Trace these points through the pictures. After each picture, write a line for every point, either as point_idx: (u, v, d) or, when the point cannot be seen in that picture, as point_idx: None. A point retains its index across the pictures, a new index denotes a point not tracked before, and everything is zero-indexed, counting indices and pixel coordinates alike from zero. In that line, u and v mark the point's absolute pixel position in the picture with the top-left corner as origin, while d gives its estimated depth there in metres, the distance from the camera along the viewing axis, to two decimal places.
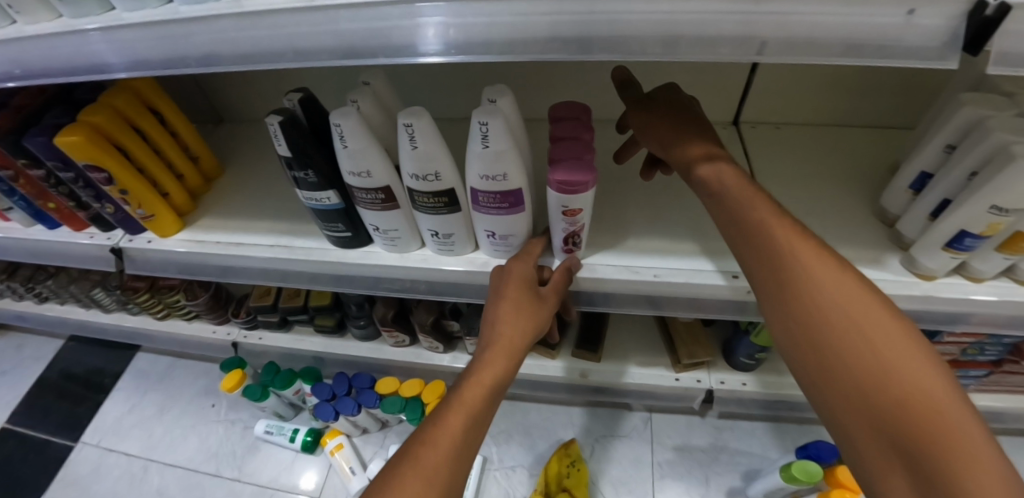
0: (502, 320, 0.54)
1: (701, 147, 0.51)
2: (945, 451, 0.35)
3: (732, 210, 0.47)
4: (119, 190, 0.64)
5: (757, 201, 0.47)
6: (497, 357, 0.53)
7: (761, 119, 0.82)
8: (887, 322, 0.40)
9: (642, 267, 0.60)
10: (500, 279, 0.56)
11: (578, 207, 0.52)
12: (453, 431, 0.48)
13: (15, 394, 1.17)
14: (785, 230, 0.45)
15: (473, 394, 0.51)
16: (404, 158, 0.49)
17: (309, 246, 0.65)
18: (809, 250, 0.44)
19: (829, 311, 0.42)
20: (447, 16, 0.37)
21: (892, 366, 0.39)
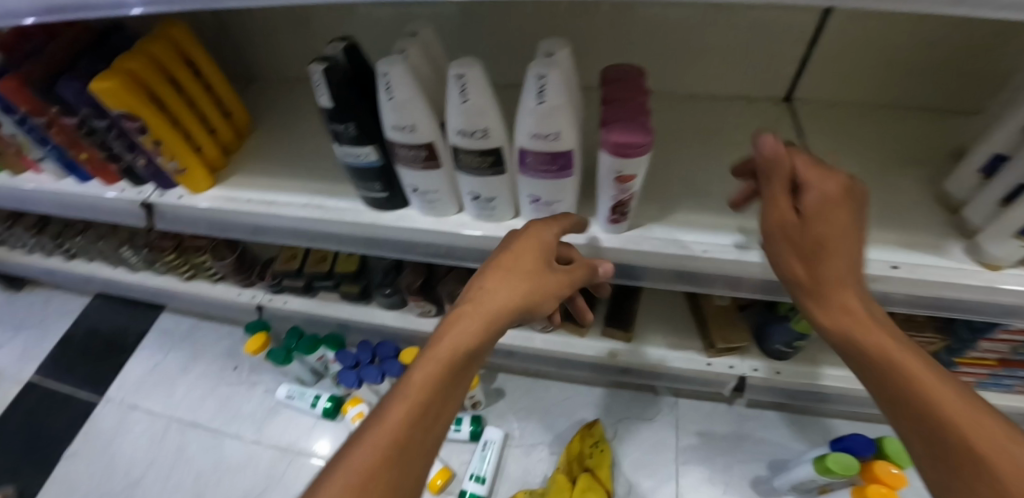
0: (489, 281, 0.46)
1: (841, 239, 0.41)
2: None
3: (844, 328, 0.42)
4: (153, 141, 0.63)
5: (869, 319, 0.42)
6: (473, 319, 0.44)
7: (816, 96, 0.77)
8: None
9: (691, 242, 0.57)
10: (498, 252, 0.48)
11: (633, 172, 0.49)
12: (400, 420, 0.39)
13: (42, 348, 1.18)
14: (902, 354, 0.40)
15: (433, 368, 0.41)
16: (451, 112, 0.46)
17: (342, 207, 0.63)
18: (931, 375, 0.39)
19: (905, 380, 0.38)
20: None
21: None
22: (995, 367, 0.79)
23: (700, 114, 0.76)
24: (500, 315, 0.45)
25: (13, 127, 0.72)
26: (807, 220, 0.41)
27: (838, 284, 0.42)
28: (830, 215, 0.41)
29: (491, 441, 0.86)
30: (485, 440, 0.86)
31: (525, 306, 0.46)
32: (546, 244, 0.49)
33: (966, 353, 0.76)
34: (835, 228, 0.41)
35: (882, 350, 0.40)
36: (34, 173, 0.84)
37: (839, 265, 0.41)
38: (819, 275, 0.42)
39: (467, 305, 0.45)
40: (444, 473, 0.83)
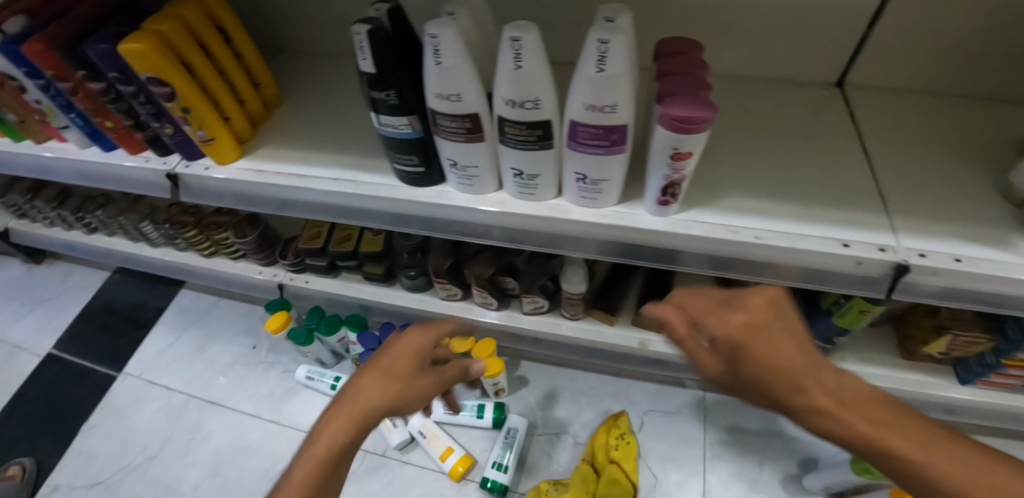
0: (364, 382, 0.47)
1: (788, 363, 0.36)
2: None
3: (853, 440, 0.36)
4: (181, 108, 0.61)
5: (851, 405, 0.36)
6: (340, 426, 0.44)
7: (871, 82, 0.73)
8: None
9: (741, 227, 0.54)
10: (379, 356, 0.50)
11: (691, 150, 0.46)
12: None
13: (62, 321, 1.18)
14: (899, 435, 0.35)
15: (303, 477, 0.41)
16: (501, 79, 0.44)
17: (374, 182, 0.61)
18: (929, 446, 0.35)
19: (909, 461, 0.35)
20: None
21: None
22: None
23: (746, 98, 0.72)
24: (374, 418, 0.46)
25: (38, 93, 0.70)
26: (740, 367, 0.38)
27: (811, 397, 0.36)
28: (751, 341, 0.37)
29: (514, 429, 0.83)
30: (508, 427, 0.83)
31: (401, 411, 0.48)
32: (420, 350, 0.52)
33: (1016, 355, 0.70)
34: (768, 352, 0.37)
35: (886, 445, 0.35)
36: (58, 143, 0.83)
37: (801, 379, 0.36)
38: (781, 397, 0.37)
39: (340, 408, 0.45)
40: (466, 460, 0.82)
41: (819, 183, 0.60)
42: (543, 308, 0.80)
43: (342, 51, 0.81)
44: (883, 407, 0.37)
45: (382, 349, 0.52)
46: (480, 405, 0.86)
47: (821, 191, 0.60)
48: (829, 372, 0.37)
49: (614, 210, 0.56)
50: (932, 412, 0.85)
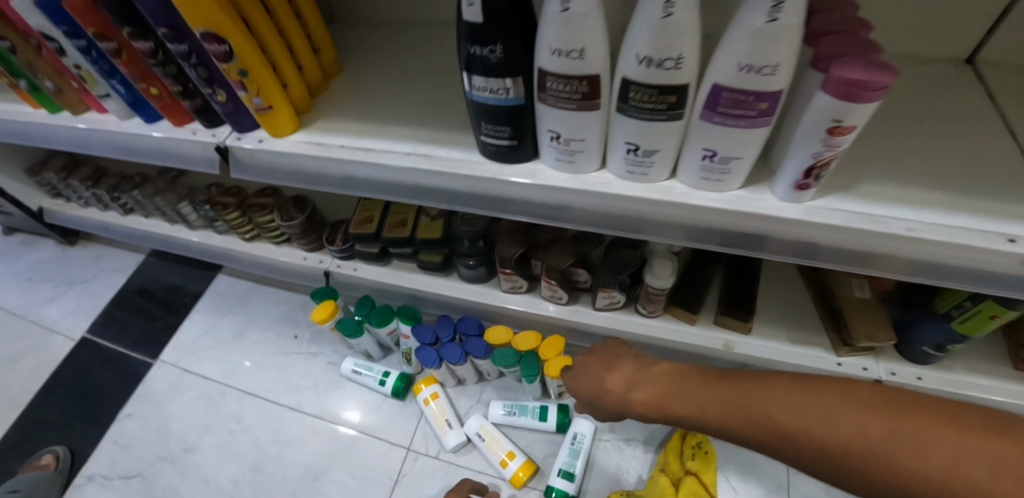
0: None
1: (599, 378, 0.62)
2: (797, 440, 0.40)
3: (654, 411, 0.53)
4: (238, 71, 0.54)
5: (640, 385, 0.57)
6: None
7: (1009, 57, 0.63)
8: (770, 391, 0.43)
9: (888, 217, 0.47)
10: None
11: (858, 123, 0.38)
12: None
13: (96, 304, 1.14)
14: (672, 395, 0.52)
15: None
16: (640, 30, 0.36)
17: (453, 158, 0.54)
18: (689, 394, 0.50)
19: (668, 412, 0.52)
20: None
21: (816, 416, 0.40)
22: None
23: None
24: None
25: (77, 56, 0.65)
26: (583, 388, 0.64)
27: (618, 391, 0.59)
28: (579, 377, 0.65)
29: (580, 434, 0.77)
30: (573, 433, 0.77)
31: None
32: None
33: None
34: (593, 377, 0.63)
35: (665, 408, 0.52)
36: (97, 114, 0.78)
37: (609, 384, 0.60)
38: (614, 405, 0.60)
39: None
40: (528, 466, 0.76)
41: (965, 170, 0.52)
42: (619, 303, 0.73)
43: (404, 17, 0.74)
44: (665, 378, 0.54)
45: None
46: (542, 407, 0.80)
47: (970, 179, 0.51)
48: (626, 376, 0.59)
49: (737, 194, 0.48)
50: None
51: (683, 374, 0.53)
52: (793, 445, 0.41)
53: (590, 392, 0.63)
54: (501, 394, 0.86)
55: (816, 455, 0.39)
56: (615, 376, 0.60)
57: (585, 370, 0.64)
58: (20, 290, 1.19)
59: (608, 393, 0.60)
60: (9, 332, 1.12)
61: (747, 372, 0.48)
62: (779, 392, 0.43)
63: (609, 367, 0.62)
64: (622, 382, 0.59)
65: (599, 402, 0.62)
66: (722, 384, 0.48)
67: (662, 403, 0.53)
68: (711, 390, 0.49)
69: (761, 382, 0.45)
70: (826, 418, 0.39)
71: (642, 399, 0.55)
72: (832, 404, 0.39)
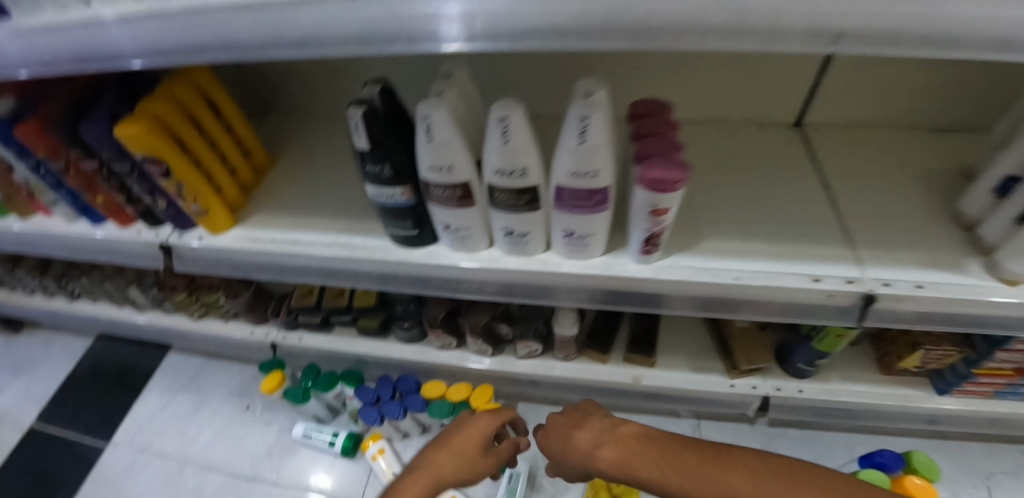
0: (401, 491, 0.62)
1: (570, 448, 0.64)
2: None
3: (617, 468, 0.58)
4: (176, 184, 0.62)
5: (604, 443, 0.61)
6: (419, 479, 0.63)
7: (827, 120, 0.77)
8: (722, 462, 0.51)
9: (721, 269, 0.58)
10: (452, 432, 0.68)
11: (669, 206, 0.50)
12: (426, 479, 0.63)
13: (44, 391, 1.15)
14: (637, 458, 0.56)
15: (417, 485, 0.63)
16: (490, 153, 0.47)
17: (371, 245, 0.63)
18: (647, 457, 0.56)
19: (615, 463, 0.58)
20: (475, 7, 0.36)
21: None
22: (1015, 377, 0.80)
23: (712, 142, 0.76)
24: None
25: (26, 172, 0.72)
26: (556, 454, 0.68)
27: (585, 450, 0.62)
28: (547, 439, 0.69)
29: (516, 472, 0.85)
30: (510, 473, 0.85)
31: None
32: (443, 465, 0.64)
33: (985, 365, 0.77)
34: (571, 434, 0.65)
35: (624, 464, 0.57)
36: (45, 216, 0.84)
37: (574, 456, 0.64)
38: (577, 456, 0.63)
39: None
40: None
41: (787, 223, 0.64)
42: (536, 351, 0.82)
43: (329, 113, 0.84)
44: (632, 440, 0.59)
45: (456, 427, 0.69)
46: None
47: (790, 229, 0.64)
48: (593, 420, 0.65)
49: (600, 260, 0.59)
50: (919, 424, 0.90)
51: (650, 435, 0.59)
52: None
53: (563, 449, 0.65)
54: None
55: None
56: (582, 433, 0.64)
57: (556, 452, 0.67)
58: None
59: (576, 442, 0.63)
60: None
61: (705, 441, 0.55)
62: (732, 473, 0.49)
63: (578, 419, 0.67)
64: (589, 439, 0.62)
65: (571, 456, 0.64)
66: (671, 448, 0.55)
67: (623, 461, 0.57)
68: (670, 452, 0.55)
69: (722, 459, 0.51)
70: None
71: (605, 458, 0.59)
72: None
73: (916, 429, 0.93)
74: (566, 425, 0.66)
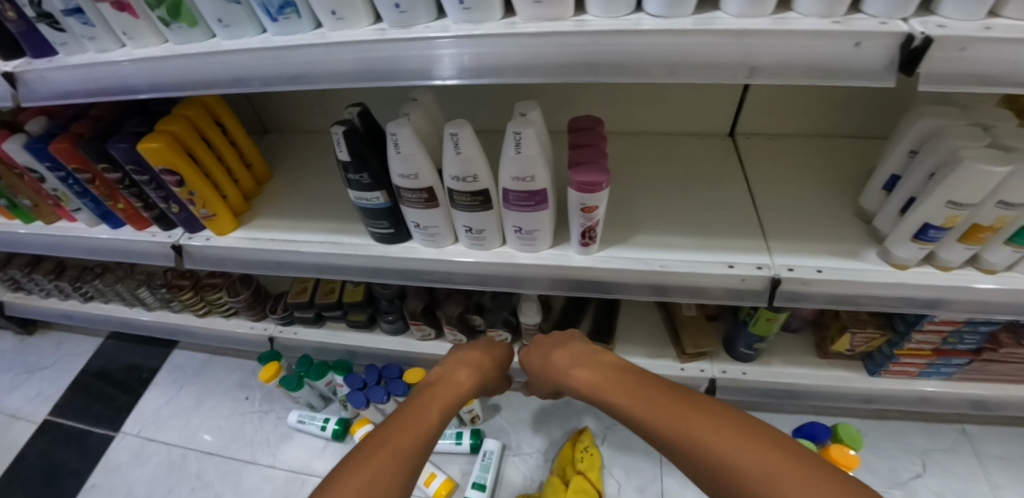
0: (458, 374, 0.71)
1: (550, 366, 0.77)
2: (687, 438, 0.54)
3: (586, 386, 0.70)
4: (187, 192, 0.73)
5: (581, 366, 0.73)
6: (441, 392, 0.67)
7: (754, 131, 0.89)
8: (689, 405, 0.57)
9: (650, 259, 0.69)
10: (468, 354, 0.76)
11: (595, 204, 0.60)
12: (440, 404, 0.65)
13: (57, 388, 1.24)
14: (607, 382, 0.68)
15: (441, 397, 0.66)
16: (448, 162, 0.58)
17: (355, 242, 0.74)
18: (617, 383, 0.67)
19: (587, 383, 0.70)
20: (432, 51, 0.48)
21: (717, 437, 0.52)
22: (932, 358, 0.89)
23: (655, 151, 0.87)
24: (461, 395, 0.69)
25: (56, 182, 0.82)
26: (540, 373, 0.81)
27: (563, 367, 0.75)
28: (533, 359, 0.82)
29: (490, 451, 0.94)
30: (483, 451, 0.94)
31: (474, 392, 0.73)
32: (487, 362, 0.76)
33: (905, 346, 0.86)
34: (552, 353, 0.78)
35: (595, 384, 0.69)
36: (68, 222, 0.94)
37: (553, 374, 0.77)
38: (553, 372, 0.77)
39: (410, 409, 0.62)
40: (447, 483, 0.91)
41: (713, 220, 0.75)
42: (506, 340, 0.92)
43: (322, 131, 0.95)
44: (606, 367, 0.71)
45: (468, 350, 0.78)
46: (458, 432, 0.97)
47: (716, 225, 0.74)
48: (576, 346, 0.77)
49: (549, 252, 0.70)
50: (854, 402, 1.00)
51: (625, 368, 0.70)
52: (678, 450, 0.55)
53: (543, 367, 0.79)
54: None
55: (695, 455, 0.53)
56: (562, 355, 0.76)
57: (536, 367, 0.80)
58: None
59: (558, 362, 0.76)
60: None
61: (678, 388, 0.62)
62: (695, 415, 0.56)
63: (563, 345, 0.79)
64: (567, 360, 0.75)
65: (548, 371, 0.78)
66: (650, 387, 0.63)
67: (594, 382, 0.69)
68: (641, 383, 0.65)
69: (693, 401, 0.58)
70: (720, 437, 0.52)
71: (579, 376, 0.72)
72: (739, 444, 0.51)
73: (853, 406, 1.03)
74: (547, 345, 0.80)
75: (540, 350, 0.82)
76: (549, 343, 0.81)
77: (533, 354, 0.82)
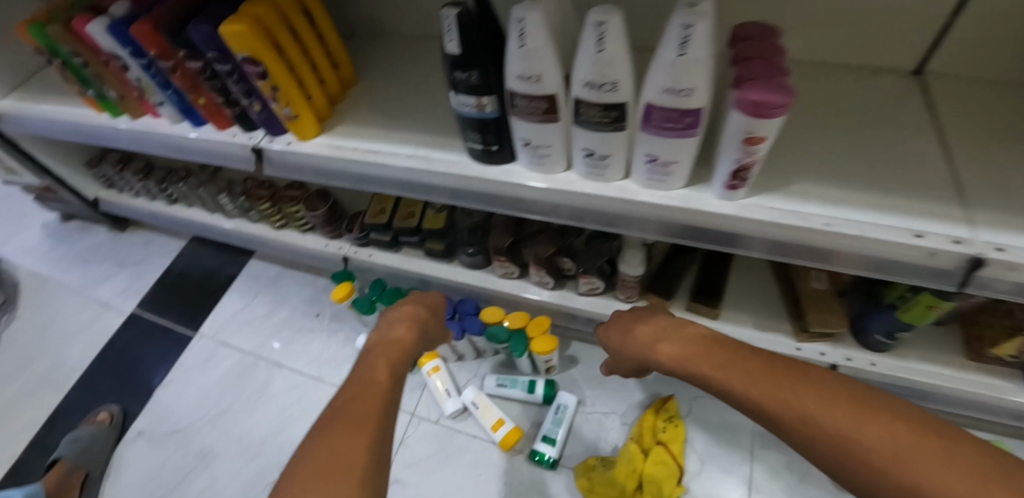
0: (398, 326, 0.61)
1: (631, 337, 0.63)
2: (810, 428, 0.40)
3: (676, 363, 0.55)
4: (271, 86, 0.66)
5: (663, 337, 0.58)
6: (388, 348, 0.57)
7: (954, 70, 0.68)
8: (799, 379, 0.43)
9: (811, 214, 0.55)
10: (406, 303, 0.66)
11: (766, 135, 0.47)
12: (386, 362, 0.54)
13: (145, 283, 1.29)
14: (696, 356, 0.53)
15: (387, 353, 0.56)
16: (582, 62, 0.46)
17: (447, 159, 0.65)
18: (708, 356, 0.52)
19: (672, 358, 0.55)
20: None
21: (853, 424, 0.38)
22: None
23: (815, 85, 0.70)
24: (406, 345, 0.58)
25: (138, 70, 0.77)
26: (619, 346, 0.66)
27: (643, 339, 0.61)
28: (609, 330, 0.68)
29: (565, 405, 0.87)
30: (558, 404, 0.87)
31: (422, 343, 0.62)
32: (425, 312, 0.64)
33: None
34: (635, 324, 0.64)
35: (685, 360, 0.54)
36: (152, 118, 0.91)
37: (638, 346, 0.62)
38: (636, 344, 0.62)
39: (356, 380, 0.51)
40: (515, 432, 0.85)
41: (891, 176, 0.59)
42: (597, 287, 0.81)
43: (415, 35, 0.84)
44: (695, 340, 0.55)
45: (401, 302, 0.67)
46: (531, 381, 0.90)
47: (898, 182, 0.58)
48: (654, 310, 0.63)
49: (681, 192, 0.57)
50: (1003, 417, 0.83)
51: (715, 337, 0.54)
52: (807, 440, 0.40)
53: (624, 337, 0.64)
54: (497, 369, 0.96)
55: (830, 450, 0.39)
56: (645, 326, 0.61)
57: (615, 337, 0.66)
58: (77, 270, 1.34)
59: (639, 333, 0.61)
60: (69, 307, 1.27)
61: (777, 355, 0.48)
62: (810, 391, 0.42)
63: (641, 314, 0.64)
64: (653, 331, 0.60)
65: (631, 348, 0.64)
66: (740, 360, 0.49)
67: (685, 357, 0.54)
68: (736, 355, 0.50)
69: (796, 372, 0.44)
70: (858, 427, 0.38)
71: (666, 352, 0.56)
72: (884, 439, 0.37)
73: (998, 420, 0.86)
74: (628, 319, 0.65)
75: (621, 319, 0.67)
76: (630, 314, 0.66)
77: (613, 326, 0.68)
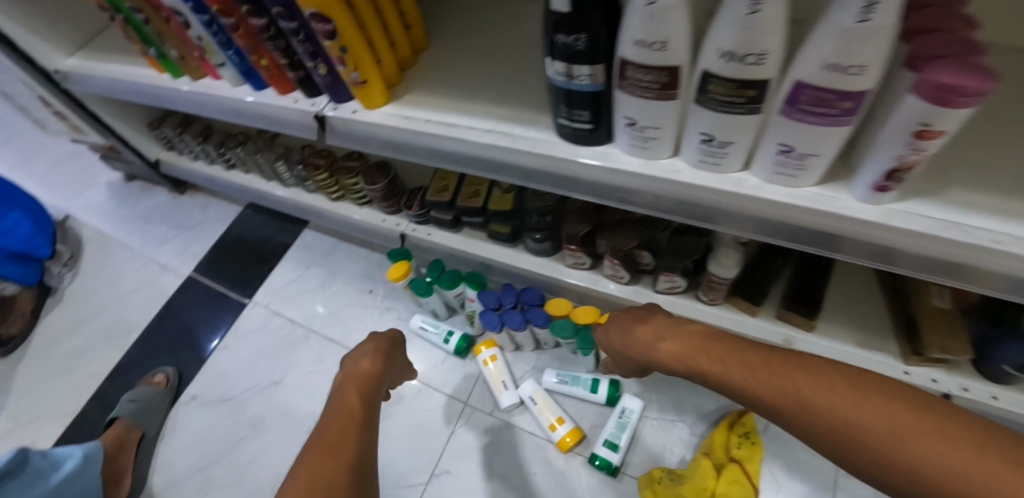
0: (362, 359, 0.63)
1: (627, 336, 0.57)
2: (825, 422, 0.38)
3: (678, 364, 0.49)
4: (339, 48, 0.59)
5: (665, 334, 0.52)
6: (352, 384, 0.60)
7: None
8: (803, 370, 0.41)
9: (978, 230, 0.44)
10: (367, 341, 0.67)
11: (947, 129, 0.36)
12: (351, 399, 0.57)
13: (202, 247, 1.29)
14: (701, 354, 0.47)
15: (352, 391, 0.58)
16: (724, 26, 0.37)
17: (532, 137, 0.57)
18: (711, 353, 0.47)
19: (673, 357, 0.50)
20: None
21: (860, 413, 0.36)
22: None
23: None
24: (369, 381, 0.60)
25: (200, 28, 0.73)
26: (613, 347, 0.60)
27: (641, 338, 0.54)
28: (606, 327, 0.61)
29: (628, 409, 0.81)
30: (622, 407, 0.81)
31: (385, 373, 0.64)
32: (387, 345, 0.66)
33: None
34: (634, 321, 0.57)
35: (688, 360, 0.48)
36: (212, 80, 0.87)
37: (637, 349, 0.55)
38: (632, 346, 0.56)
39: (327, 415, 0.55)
40: (575, 433, 0.81)
41: None
42: (679, 287, 0.74)
43: None
44: (696, 337, 0.50)
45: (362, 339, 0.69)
46: (594, 380, 0.84)
47: None
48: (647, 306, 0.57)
49: (811, 191, 0.48)
50: None
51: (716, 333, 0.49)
52: (820, 433, 0.38)
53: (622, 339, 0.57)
54: (557, 363, 0.91)
55: (844, 441, 0.37)
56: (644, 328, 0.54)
57: (612, 336, 0.59)
58: (139, 230, 1.36)
59: (637, 332, 0.55)
60: (130, 267, 1.29)
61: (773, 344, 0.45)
62: (815, 381, 0.39)
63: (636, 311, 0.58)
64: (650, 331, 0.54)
65: (629, 347, 0.57)
66: (740, 354, 0.45)
67: (688, 357, 0.48)
68: (736, 349, 0.46)
69: (791, 360, 0.42)
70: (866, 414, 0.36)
71: (667, 352, 0.50)
72: (889, 419, 0.36)
73: None
74: (630, 316, 0.58)
75: (617, 315, 0.60)
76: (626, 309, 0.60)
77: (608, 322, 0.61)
